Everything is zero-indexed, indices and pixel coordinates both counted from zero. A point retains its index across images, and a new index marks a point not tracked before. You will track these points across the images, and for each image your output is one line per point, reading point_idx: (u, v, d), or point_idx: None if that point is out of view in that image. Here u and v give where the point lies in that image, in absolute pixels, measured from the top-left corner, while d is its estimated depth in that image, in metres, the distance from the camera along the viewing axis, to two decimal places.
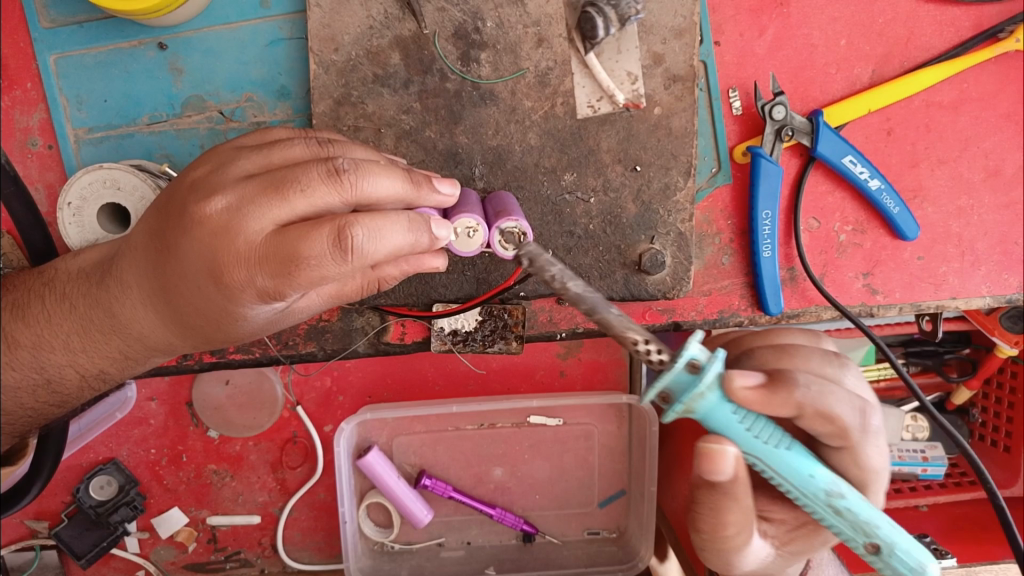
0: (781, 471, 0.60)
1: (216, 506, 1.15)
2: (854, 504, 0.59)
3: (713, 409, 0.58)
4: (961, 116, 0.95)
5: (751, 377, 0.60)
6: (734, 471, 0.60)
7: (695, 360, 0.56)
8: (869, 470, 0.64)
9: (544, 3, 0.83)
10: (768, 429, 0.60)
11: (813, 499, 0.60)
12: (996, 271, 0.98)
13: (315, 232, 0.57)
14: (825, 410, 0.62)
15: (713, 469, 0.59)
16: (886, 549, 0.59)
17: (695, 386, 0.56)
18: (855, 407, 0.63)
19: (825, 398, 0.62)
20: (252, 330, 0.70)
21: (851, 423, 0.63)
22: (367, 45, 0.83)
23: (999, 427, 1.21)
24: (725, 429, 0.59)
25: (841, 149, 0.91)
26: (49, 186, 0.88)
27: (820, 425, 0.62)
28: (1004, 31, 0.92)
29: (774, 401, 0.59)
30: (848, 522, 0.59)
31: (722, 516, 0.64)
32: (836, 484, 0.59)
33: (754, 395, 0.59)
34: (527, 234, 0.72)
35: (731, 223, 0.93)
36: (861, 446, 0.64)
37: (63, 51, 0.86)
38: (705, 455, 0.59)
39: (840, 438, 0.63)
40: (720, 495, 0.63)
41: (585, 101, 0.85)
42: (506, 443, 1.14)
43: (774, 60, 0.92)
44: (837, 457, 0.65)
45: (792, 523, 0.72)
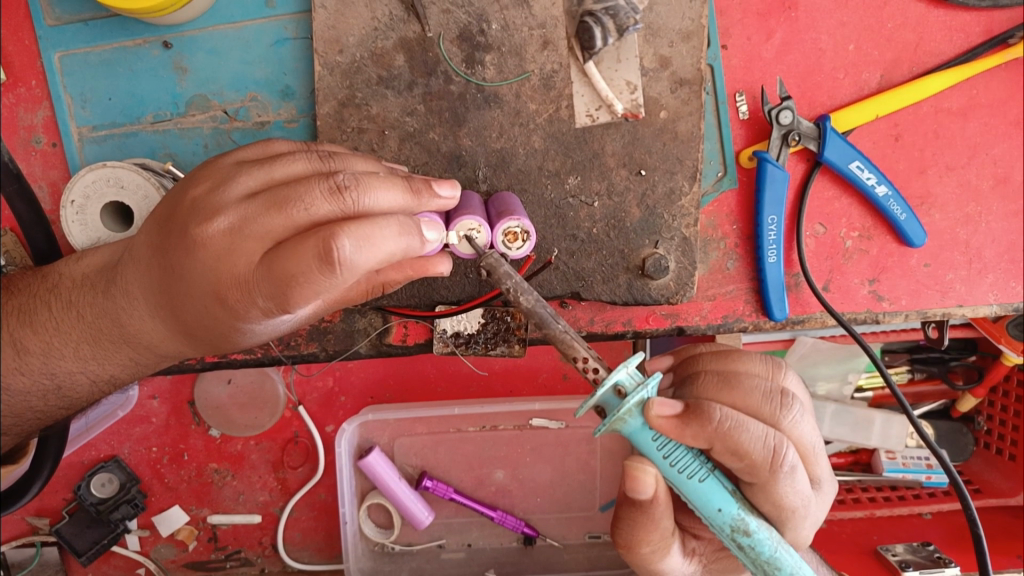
0: (694, 500, 0.63)
1: (217, 505, 1.15)
2: (756, 541, 0.62)
3: (636, 431, 0.62)
4: (970, 122, 0.94)
5: (670, 405, 0.61)
6: (654, 491, 0.65)
7: (621, 385, 0.59)
8: (784, 507, 0.65)
9: (550, 6, 0.82)
10: (684, 460, 0.62)
11: (718, 529, 0.63)
12: (1003, 279, 0.97)
13: (313, 248, 0.56)
14: (735, 447, 0.62)
15: (635, 488, 0.64)
16: None
17: (618, 410, 0.59)
18: (768, 445, 0.63)
19: (737, 435, 0.62)
20: (259, 339, 0.70)
21: (761, 459, 0.63)
22: (372, 47, 0.82)
23: (1005, 435, 1.21)
24: (645, 452, 0.63)
25: (848, 155, 0.90)
26: (53, 184, 0.88)
27: (733, 460, 0.63)
28: (1014, 37, 0.91)
29: (687, 433, 0.61)
30: (751, 557, 0.63)
31: (640, 535, 0.70)
32: (741, 519, 0.62)
33: (669, 424, 0.61)
34: (530, 234, 0.72)
35: (736, 227, 0.93)
36: (773, 485, 0.63)
37: (67, 49, 0.86)
38: (628, 473, 0.64)
39: (752, 473, 0.63)
40: (640, 514, 0.68)
41: (583, 111, 0.84)
42: (507, 445, 1.14)
43: (782, 65, 0.91)
44: (752, 490, 0.65)
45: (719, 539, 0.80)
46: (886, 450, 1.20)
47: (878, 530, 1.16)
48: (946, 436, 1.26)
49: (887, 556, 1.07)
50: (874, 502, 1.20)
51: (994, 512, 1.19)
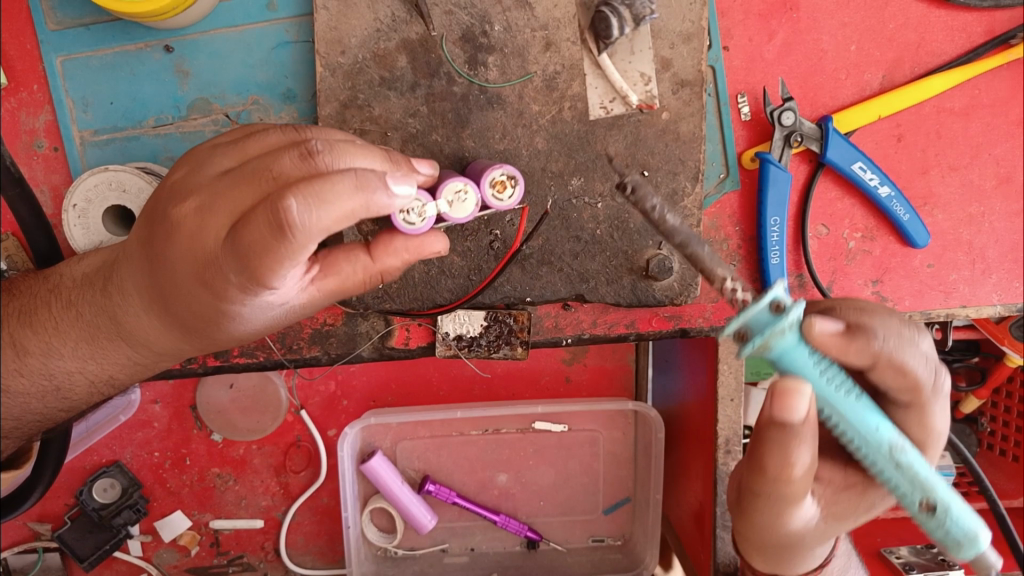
0: (849, 420, 0.56)
1: (219, 510, 1.15)
2: (917, 461, 0.55)
3: (790, 349, 0.55)
4: (972, 122, 0.94)
5: (830, 322, 0.57)
6: (808, 414, 0.55)
7: (779, 299, 0.53)
8: (932, 431, 0.61)
9: (552, 7, 0.83)
10: (840, 375, 0.56)
11: (874, 451, 0.56)
12: (1007, 280, 0.97)
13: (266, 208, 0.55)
14: (902, 364, 0.58)
15: (786, 409, 0.54)
16: (941, 510, 0.55)
17: (778, 324, 0.52)
18: (930, 362, 0.59)
19: (902, 352, 0.58)
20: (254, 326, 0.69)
21: (925, 379, 0.59)
22: (374, 48, 0.82)
23: (1008, 436, 1.22)
24: (799, 372, 0.56)
25: (851, 156, 0.90)
26: (54, 188, 0.87)
27: (894, 378, 0.59)
28: (1015, 37, 0.91)
29: (849, 348, 0.57)
30: (908, 479, 0.55)
31: (786, 465, 0.57)
32: (898, 445, 0.55)
33: (830, 340, 0.57)
34: (516, 177, 0.73)
35: (738, 229, 0.93)
36: (930, 406, 0.60)
37: (69, 53, 0.85)
38: (777, 392, 0.54)
39: (913, 392, 0.59)
40: (789, 442, 0.56)
41: (597, 103, 0.84)
42: (510, 449, 1.14)
43: (783, 66, 0.91)
44: (904, 415, 0.61)
45: (838, 483, 0.69)
46: None
47: (882, 532, 1.16)
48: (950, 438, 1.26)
49: (890, 557, 1.06)
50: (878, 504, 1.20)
51: None
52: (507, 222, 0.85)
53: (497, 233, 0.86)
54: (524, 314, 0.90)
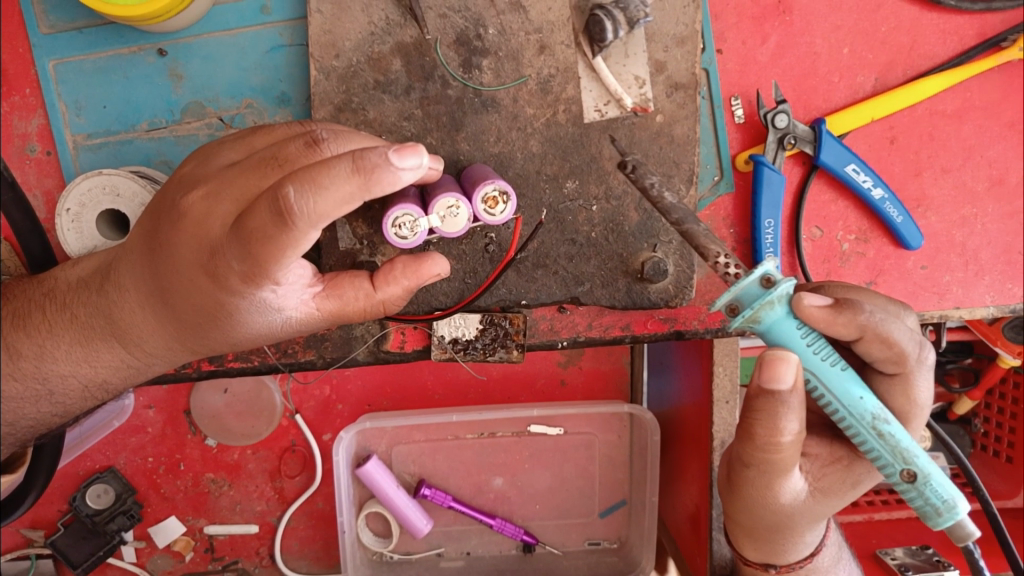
0: (833, 391, 0.64)
1: (214, 515, 1.14)
2: (896, 430, 0.63)
3: (778, 321, 0.65)
4: (965, 125, 0.95)
5: (819, 298, 0.66)
6: (794, 382, 0.62)
7: (770, 274, 0.64)
8: (915, 403, 0.68)
9: (546, 11, 0.83)
10: (826, 348, 0.65)
11: (857, 420, 0.64)
12: (1000, 281, 0.97)
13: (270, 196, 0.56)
14: (888, 336, 0.66)
15: (774, 374, 0.62)
16: (921, 478, 0.62)
17: (766, 295, 0.64)
18: (914, 338, 0.67)
19: (887, 326, 0.66)
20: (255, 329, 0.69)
21: (910, 352, 0.67)
22: (369, 51, 0.82)
23: (1001, 437, 1.23)
24: (788, 343, 0.66)
25: (844, 158, 0.91)
26: (47, 193, 0.87)
27: (880, 349, 0.67)
28: (1007, 40, 0.92)
29: (838, 321, 0.65)
30: (889, 447, 0.63)
31: (773, 428, 0.64)
32: (878, 414, 0.63)
33: (821, 314, 0.65)
34: (508, 193, 0.74)
35: (733, 232, 0.93)
36: (914, 377, 0.68)
37: (62, 57, 0.85)
38: (767, 361, 0.62)
39: (897, 365, 0.67)
40: (777, 406, 0.63)
41: (592, 106, 0.84)
42: (506, 452, 1.14)
43: (777, 68, 0.91)
44: (891, 385, 0.69)
45: (826, 458, 0.73)
46: None
47: (877, 533, 1.16)
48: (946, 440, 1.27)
49: (885, 559, 1.07)
50: (873, 505, 1.20)
51: None
52: (502, 226, 0.85)
53: (491, 236, 0.86)
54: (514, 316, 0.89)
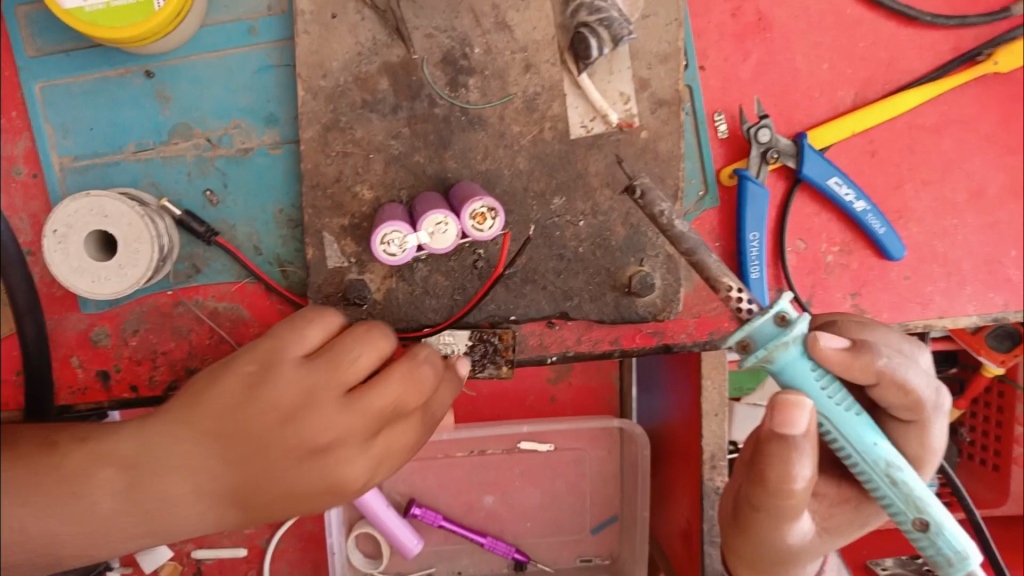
0: (847, 436, 0.64)
1: (202, 538, 1.13)
2: (909, 477, 0.63)
3: (791, 362, 0.63)
4: (943, 137, 0.97)
5: (836, 341, 0.65)
6: (807, 428, 0.61)
7: (784, 313, 0.62)
8: (928, 450, 0.68)
9: (531, 30, 0.84)
10: (841, 393, 0.64)
11: (871, 466, 0.64)
12: (981, 290, 0.99)
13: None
14: (904, 382, 0.66)
15: (788, 422, 0.61)
16: (934, 527, 0.62)
17: (782, 335, 0.61)
18: (929, 383, 0.67)
19: (903, 372, 0.66)
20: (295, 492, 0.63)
21: (925, 398, 0.67)
22: (356, 71, 0.83)
23: (988, 446, 1.25)
24: (800, 384, 0.64)
25: (826, 171, 0.92)
26: (34, 216, 0.87)
27: (897, 395, 0.66)
28: (983, 54, 0.94)
29: (854, 364, 0.64)
30: (902, 496, 0.63)
31: (783, 474, 0.63)
32: (893, 461, 0.63)
33: (838, 357, 0.64)
34: (496, 209, 0.75)
35: (718, 245, 0.94)
36: (930, 425, 0.67)
37: (49, 79, 0.85)
38: (781, 404, 0.61)
39: (913, 411, 0.67)
40: (789, 450, 0.62)
41: (577, 122, 0.85)
42: (496, 470, 1.13)
43: (758, 84, 0.93)
44: (905, 432, 0.69)
45: (834, 498, 0.74)
46: None
47: (868, 545, 1.16)
48: None
49: (876, 570, 1.08)
50: None
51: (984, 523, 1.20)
52: (490, 241, 0.86)
53: (480, 253, 0.86)
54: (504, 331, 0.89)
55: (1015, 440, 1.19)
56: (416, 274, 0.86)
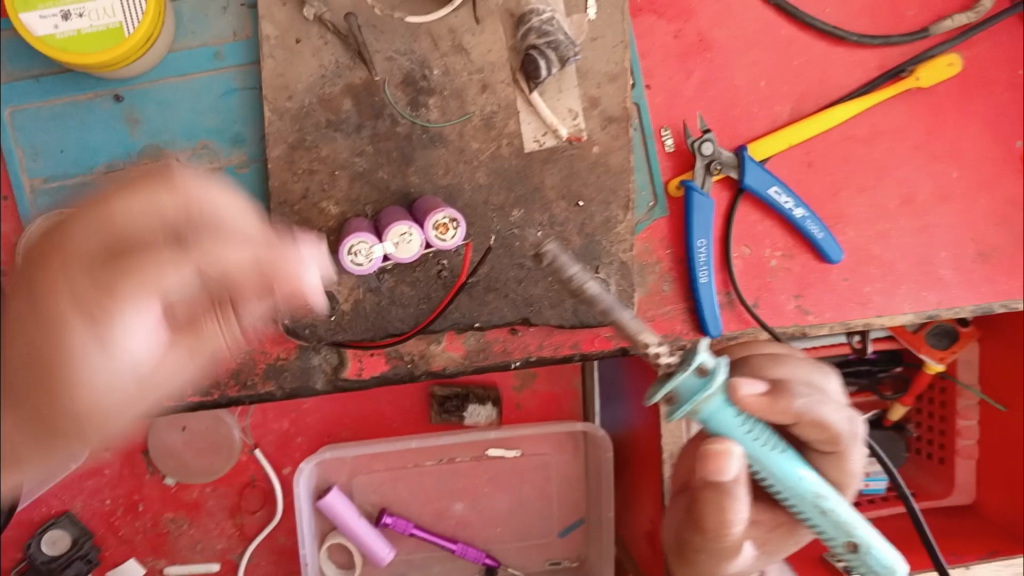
0: (775, 475, 0.61)
1: (174, 555, 1.14)
2: (836, 505, 0.62)
3: (717, 411, 0.60)
4: (874, 147, 1.04)
5: (754, 385, 0.61)
6: (737, 472, 0.59)
7: (703, 365, 0.57)
8: (849, 477, 0.65)
9: (487, 53, 0.89)
10: (765, 433, 0.61)
11: (801, 499, 0.62)
12: (915, 289, 1.05)
13: (73, 310, 0.49)
14: (823, 420, 0.62)
15: (718, 470, 0.58)
16: (863, 547, 0.63)
17: (705, 388, 0.56)
18: (845, 414, 0.64)
19: (820, 410, 0.62)
20: (130, 425, 0.59)
21: (844, 431, 0.63)
22: (320, 93, 0.87)
23: (933, 440, 1.32)
24: (727, 433, 0.60)
25: (767, 181, 0.98)
26: (4, 237, 0.89)
27: (816, 433, 0.62)
28: (906, 70, 1.01)
29: (775, 407, 0.60)
30: (832, 522, 0.63)
31: (721, 520, 0.61)
32: (821, 494, 0.62)
33: (759, 402, 0.60)
34: (457, 219, 0.79)
35: (669, 252, 0.99)
36: (848, 456, 0.64)
37: (19, 104, 0.87)
38: (709, 454, 0.58)
39: (833, 445, 0.63)
40: (724, 496, 0.60)
41: (531, 137, 0.90)
42: (465, 477, 1.17)
43: (702, 101, 0.99)
44: (824, 463, 0.65)
45: (771, 524, 0.71)
46: None
47: None
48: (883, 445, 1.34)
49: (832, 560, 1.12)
50: None
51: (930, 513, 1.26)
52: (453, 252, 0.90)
53: (443, 264, 0.90)
54: (467, 335, 0.94)
55: (958, 432, 1.26)
56: (383, 285, 0.90)
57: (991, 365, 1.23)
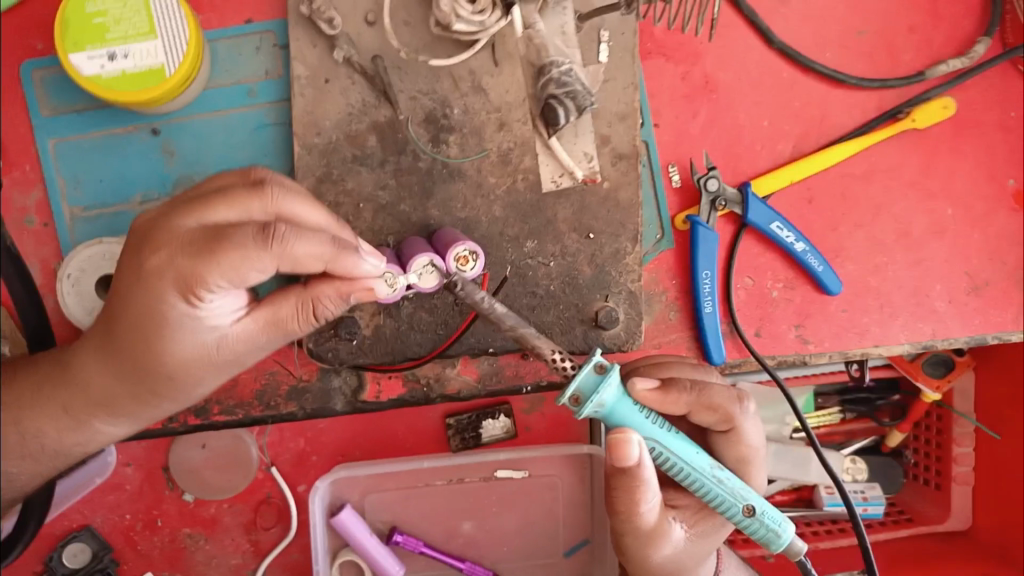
0: (675, 452, 0.75)
1: (190, 569, 1.17)
2: (729, 474, 0.76)
3: (616, 404, 0.74)
4: (872, 184, 1.09)
5: (649, 382, 0.79)
6: (639, 456, 0.71)
7: (601, 363, 0.73)
8: (750, 448, 0.83)
9: (504, 93, 0.94)
10: (660, 418, 0.76)
11: (699, 471, 0.76)
12: (912, 321, 1.10)
13: (166, 284, 0.68)
14: (709, 402, 0.80)
15: (622, 456, 0.70)
16: (758, 509, 0.76)
17: (602, 381, 0.72)
18: (734, 396, 0.82)
19: (709, 394, 0.81)
20: (214, 383, 0.78)
21: (731, 408, 0.81)
22: (347, 129, 0.92)
23: (930, 466, 1.35)
24: (628, 421, 0.75)
25: (768, 217, 1.03)
26: (44, 260, 0.93)
27: (708, 415, 0.81)
28: (902, 112, 1.06)
29: (668, 399, 0.78)
30: (728, 489, 0.76)
31: (634, 499, 0.74)
32: (714, 464, 0.76)
33: (652, 395, 0.78)
34: (477, 253, 0.84)
35: (675, 282, 1.04)
36: (743, 430, 0.82)
37: (62, 136, 0.92)
38: (612, 442, 0.70)
39: (726, 423, 0.81)
40: (631, 479, 0.72)
41: (548, 178, 0.95)
42: (474, 497, 1.20)
43: (707, 139, 1.04)
44: (726, 438, 0.83)
45: (694, 506, 0.84)
46: (825, 486, 1.31)
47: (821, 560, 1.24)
48: (879, 470, 1.38)
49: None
50: (817, 535, 1.29)
51: (926, 538, 1.30)
52: None
53: None
54: (481, 360, 0.99)
55: (953, 460, 1.30)
56: (403, 311, 0.94)
57: (986, 394, 1.27)
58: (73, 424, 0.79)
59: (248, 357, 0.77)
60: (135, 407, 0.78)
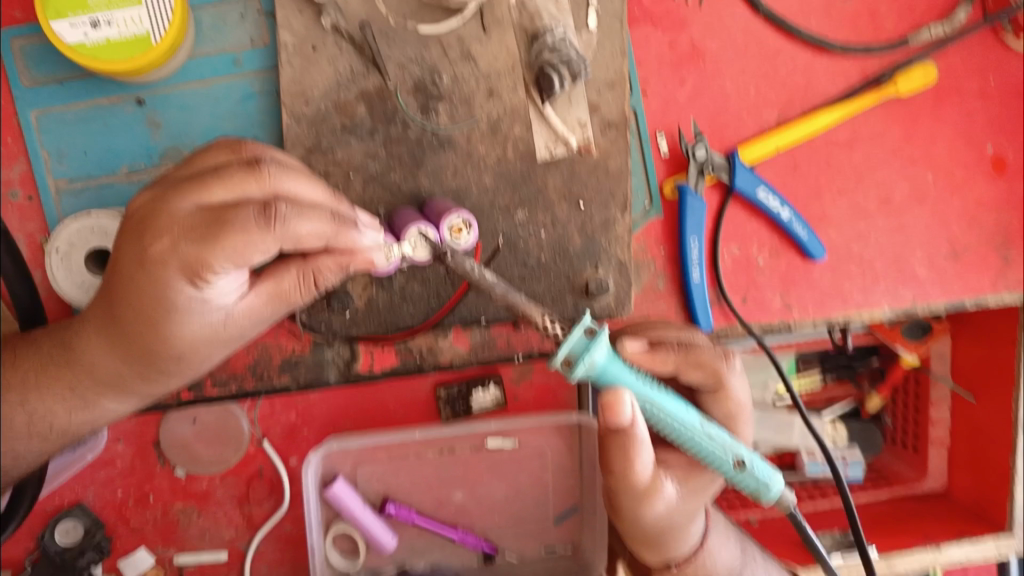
0: (665, 411, 0.77)
1: (182, 544, 1.18)
2: (717, 431, 0.78)
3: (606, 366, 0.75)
4: (855, 151, 1.10)
5: (636, 344, 0.82)
6: (632, 416, 0.72)
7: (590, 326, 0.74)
8: (738, 404, 0.85)
9: (494, 60, 0.93)
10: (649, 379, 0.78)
11: (689, 428, 0.77)
12: (893, 286, 1.12)
13: (171, 270, 0.68)
14: (696, 360, 0.83)
15: (615, 415, 0.71)
16: (748, 462, 0.77)
17: (592, 342, 0.73)
18: (719, 353, 0.85)
19: (695, 351, 0.84)
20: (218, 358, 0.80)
21: (716, 366, 0.84)
22: (335, 99, 0.91)
23: (908, 430, 1.39)
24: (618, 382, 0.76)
25: (755, 184, 1.05)
26: (30, 235, 0.92)
27: (695, 372, 0.84)
28: (884, 78, 1.07)
29: (655, 359, 0.82)
30: (717, 445, 0.77)
31: (629, 459, 0.75)
32: (703, 421, 0.78)
33: (640, 355, 0.82)
34: (470, 222, 0.86)
35: (663, 250, 1.05)
36: (729, 387, 0.84)
37: (45, 107, 0.90)
38: (606, 403, 0.71)
39: (714, 380, 0.84)
40: (625, 438, 0.73)
41: (542, 145, 0.95)
42: (465, 466, 1.21)
43: (693, 108, 1.05)
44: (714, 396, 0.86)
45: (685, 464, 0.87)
46: (806, 449, 1.36)
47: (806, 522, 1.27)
48: (859, 434, 1.45)
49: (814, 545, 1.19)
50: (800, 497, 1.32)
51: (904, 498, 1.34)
52: None
53: None
54: (473, 331, 0.99)
55: (930, 422, 1.33)
56: (395, 283, 0.95)
57: (962, 359, 1.28)
58: (82, 403, 0.80)
59: (253, 331, 0.78)
60: (142, 386, 0.79)
